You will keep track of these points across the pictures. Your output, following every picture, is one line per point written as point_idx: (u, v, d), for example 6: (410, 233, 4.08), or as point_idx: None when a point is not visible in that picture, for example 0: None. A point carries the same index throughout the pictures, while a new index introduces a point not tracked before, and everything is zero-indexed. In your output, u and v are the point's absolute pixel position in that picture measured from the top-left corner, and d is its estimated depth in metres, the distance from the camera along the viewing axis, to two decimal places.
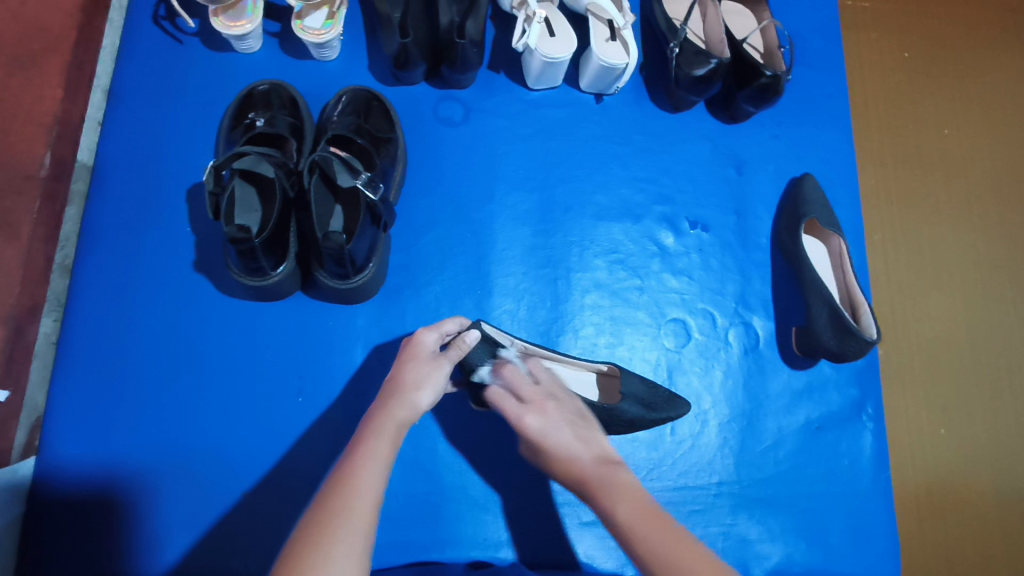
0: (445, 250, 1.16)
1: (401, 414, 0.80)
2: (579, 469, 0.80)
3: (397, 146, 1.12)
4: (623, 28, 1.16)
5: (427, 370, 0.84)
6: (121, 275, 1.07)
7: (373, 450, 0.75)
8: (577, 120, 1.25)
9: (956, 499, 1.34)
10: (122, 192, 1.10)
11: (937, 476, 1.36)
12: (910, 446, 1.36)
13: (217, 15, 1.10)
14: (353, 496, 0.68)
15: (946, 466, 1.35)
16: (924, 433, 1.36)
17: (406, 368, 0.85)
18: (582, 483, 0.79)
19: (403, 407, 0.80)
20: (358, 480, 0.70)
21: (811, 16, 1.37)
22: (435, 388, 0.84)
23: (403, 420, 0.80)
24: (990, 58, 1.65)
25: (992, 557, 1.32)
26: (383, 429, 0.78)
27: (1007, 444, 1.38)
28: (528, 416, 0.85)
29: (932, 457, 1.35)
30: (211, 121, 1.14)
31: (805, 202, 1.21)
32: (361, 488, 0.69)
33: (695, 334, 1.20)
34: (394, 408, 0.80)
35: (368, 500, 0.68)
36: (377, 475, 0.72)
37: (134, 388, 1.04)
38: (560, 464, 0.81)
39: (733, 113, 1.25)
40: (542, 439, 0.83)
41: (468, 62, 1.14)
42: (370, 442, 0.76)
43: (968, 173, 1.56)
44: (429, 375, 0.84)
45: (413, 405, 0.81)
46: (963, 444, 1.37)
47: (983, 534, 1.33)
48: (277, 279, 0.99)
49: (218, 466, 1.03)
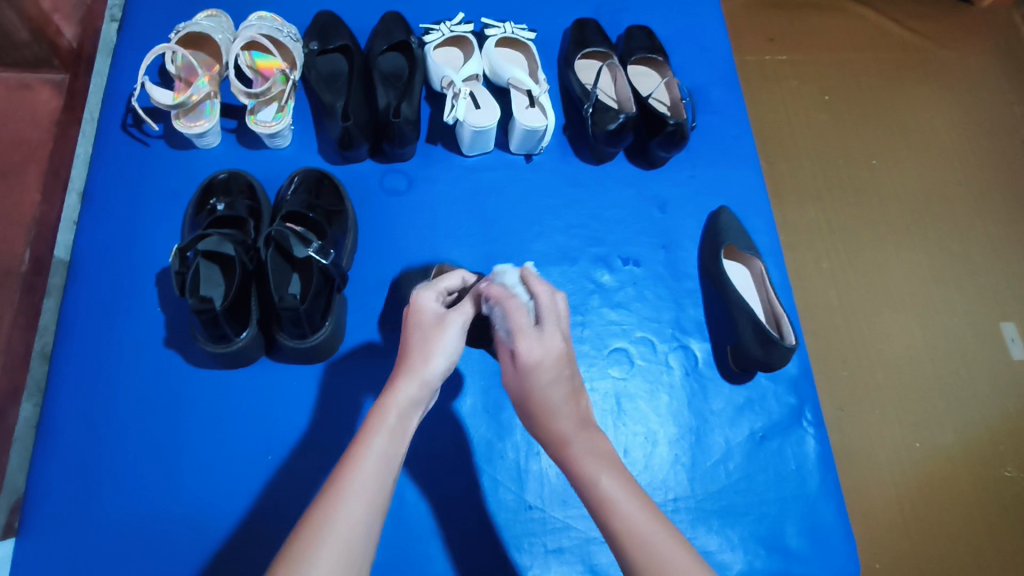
0: (400, 305, 1.26)
1: (408, 396, 0.80)
2: (559, 430, 0.83)
3: (347, 217, 1.23)
4: (540, 96, 1.31)
5: (437, 336, 0.84)
6: (92, 357, 1.15)
7: (376, 443, 0.76)
8: (511, 179, 1.38)
9: (939, 504, 1.47)
10: (94, 282, 1.19)
11: (920, 486, 1.48)
12: (885, 455, 1.50)
13: (179, 118, 1.25)
14: (347, 498, 0.72)
15: (925, 475, 1.49)
16: (896, 445, 1.51)
17: (418, 336, 0.85)
18: (561, 443, 0.83)
19: (412, 388, 0.81)
20: (352, 485, 0.73)
21: (713, 71, 1.55)
22: (444, 361, 0.84)
23: (415, 399, 0.81)
24: (897, 100, 1.92)
25: (977, 551, 1.45)
26: (385, 419, 0.79)
27: (976, 446, 1.54)
28: (535, 347, 0.83)
29: (907, 466, 1.50)
30: (178, 210, 1.26)
31: (721, 231, 1.34)
32: (354, 492, 0.72)
33: (637, 360, 1.30)
34: (400, 392, 0.80)
35: (360, 502, 0.72)
36: (375, 473, 0.75)
37: (107, 461, 1.10)
38: (541, 418, 0.84)
39: (650, 159, 1.40)
40: (546, 381, 0.83)
41: (406, 138, 1.25)
42: (370, 440, 0.77)
43: (898, 202, 1.79)
44: (438, 343, 0.84)
45: (423, 384, 0.82)
46: (933, 452, 1.52)
47: (965, 534, 1.45)
48: (241, 345, 1.07)
49: (192, 529, 1.08)
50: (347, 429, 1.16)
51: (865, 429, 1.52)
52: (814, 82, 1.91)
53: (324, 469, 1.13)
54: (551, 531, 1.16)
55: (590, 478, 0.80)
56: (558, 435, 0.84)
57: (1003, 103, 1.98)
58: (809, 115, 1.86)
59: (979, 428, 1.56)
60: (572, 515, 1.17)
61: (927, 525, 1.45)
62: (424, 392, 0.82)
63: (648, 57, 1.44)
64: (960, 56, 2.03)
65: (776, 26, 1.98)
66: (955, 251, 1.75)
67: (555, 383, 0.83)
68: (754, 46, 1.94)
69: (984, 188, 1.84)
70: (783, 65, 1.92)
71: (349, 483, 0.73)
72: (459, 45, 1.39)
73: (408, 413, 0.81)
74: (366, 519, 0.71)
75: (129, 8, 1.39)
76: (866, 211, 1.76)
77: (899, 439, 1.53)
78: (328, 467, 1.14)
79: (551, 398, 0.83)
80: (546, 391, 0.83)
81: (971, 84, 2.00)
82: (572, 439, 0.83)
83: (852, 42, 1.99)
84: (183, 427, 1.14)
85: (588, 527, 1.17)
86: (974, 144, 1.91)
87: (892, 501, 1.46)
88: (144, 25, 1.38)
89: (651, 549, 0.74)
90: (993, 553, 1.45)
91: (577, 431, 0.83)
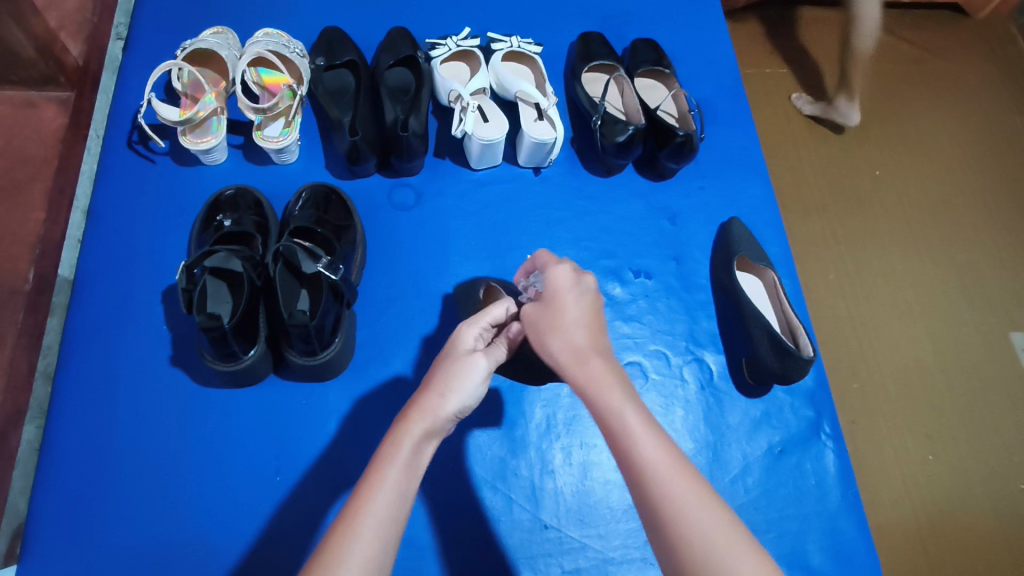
0: (409, 320, 1.24)
1: (422, 429, 0.77)
2: (575, 343, 0.79)
3: (356, 232, 1.22)
4: (548, 108, 1.30)
5: (459, 373, 0.81)
6: (98, 377, 1.12)
7: (388, 479, 0.72)
8: (520, 193, 1.37)
9: (960, 521, 1.44)
10: (99, 301, 1.17)
11: (937, 502, 1.45)
12: (902, 470, 1.47)
13: (185, 134, 1.24)
14: (356, 533, 0.67)
15: (941, 491, 1.46)
16: (913, 459, 1.48)
17: (442, 370, 0.82)
18: (578, 357, 0.79)
19: (425, 422, 0.77)
20: (365, 517, 0.69)
21: (719, 83, 1.55)
22: (463, 400, 0.80)
23: (428, 432, 0.77)
24: (901, 110, 1.92)
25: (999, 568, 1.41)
26: (399, 449, 0.75)
27: (994, 460, 1.51)
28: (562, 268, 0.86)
29: (924, 481, 1.47)
30: (184, 227, 1.24)
31: (733, 241, 1.32)
32: (367, 524, 0.68)
33: (652, 374, 1.27)
34: (413, 424, 0.77)
35: (371, 541, 0.67)
36: (389, 504, 0.70)
37: (112, 483, 1.07)
38: (558, 331, 0.81)
39: (659, 171, 1.39)
40: (571, 292, 0.84)
41: (414, 152, 1.24)
42: (384, 472, 0.73)
43: (905, 213, 1.78)
44: (458, 380, 0.80)
45: (437, 421, 0.78)
46: (950, 467, 1.49)
47: (988, 551, 1.41)
48: (249, 363, 1.04)
49: (197, 553, 1.05)
50: (356, 448, 1.14)
51: (881, 443, 1.50)
52: (817, 94, 1.91)
53: (335, 489, 1.11)
54: (567, 551, 1.13)
55: (606, 393, 0.75)
56: (574, 351, 0.79)
57: (1004, 113, 1.98)
58: (813, 126, 1.86)
59: (994, 440, 1.53)
60: (589, 534, 1.14)
61: (945, 539, 1.41)
62: (438, 428, 0.78)
63: (654, 69, 1.44)
64: (959, 67, 2.03)
65: (777, 38, 1.98)
66: (964, 260, 1.74)
67: (579, 301, 0.83)
68: (757, 58, 1.94)
69: (988, 197, 1.84)
70: (786, 77, 1.93)
71: (363, 512, 0.69)
72: (464, 59, 1.39)
73: (422, 447, 0.77)
74: (379, 553, 0.67)
75: (135, 25, 1.39)
76: (874, 222, 1.75)
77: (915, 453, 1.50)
78: (337, 487, 1.11)
79: (570, 310, 0.82)
80: (569, 303, 0.83)
81: (972, 94, 2.00)
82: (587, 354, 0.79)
83: (853, 54, 1.99)
84: (190, 449, 1.11)
85: (605, 546, 1.14)
86: (978, 153, 1.90)
87: (910, 517, 1.43)
88: (150, 43, 1.38)
89: (677, 497, 0.68)
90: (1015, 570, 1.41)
91: (595, 354, 0.79)
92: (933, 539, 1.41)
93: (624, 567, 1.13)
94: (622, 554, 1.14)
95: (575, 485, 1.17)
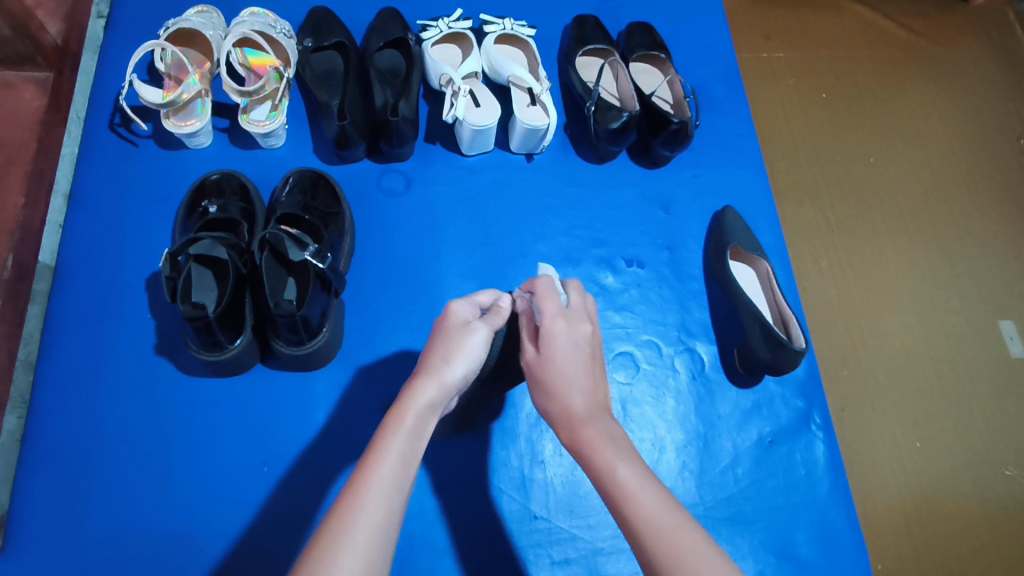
0: (398, 310, 1.22)
1: (428, 400, 0.75)
2: (570, 408, 0.79)
3: (344, 220, 1.19)
4: (541, 93, 1.27)
5: (460, 343, 0.80)
6: (79, 365, 1.11)
7: (389, 450, 0.69)
8: (512, 179, 1.35)
9: (944, 505, 1.45)
10: (79, 287, 1.15)
11: (923, 485, 1.47)
12: (887, 455, 1.48)
13: (168, 117, 1.21)
14: (359, 507, 0.64)
15: (927, 475, 1.47)
16: (899, 444, 1.49)
17: (444, 338, 0.81)
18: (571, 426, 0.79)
19: (432, 390, 0.75)
20: (369, 489, 0.66)
21: (714, 69, 1.52)
22: (466, 365, 0.79)
23: (433, 399, 0.75)
24: (895, 97, 1.91)
25: (983, 553, 1.42)
26: (406, 419, 0.72)
27: (978, 445, 1.52)
28: (560, 324, 0.83)
29: (909, 465, 1.48)
30: (168, 212, 1.22)
31: (727, 230, 1.31)
32: (370, 497, 0.65)
33: (643, 364, 1.26)
34: (418, 394, 0.74)
35: (378, 514, 0.64)
36: (391, 481, 0.67)
37: (93, 471, 1.06)
38: (554, 392, 0.81)
39: (653, 158, 1.37)
40: (559, 353, 0.81)
41: (404, 137, 1.21)
42: (387, 443, 0.70)
43: (897, 200, 1.77)
44: (461, 346, 0.80)
45: (443, 388, 0.76)
46: (935, 452, 1.50)
47: (971, 536, 1.43)
48: (235, 352, 1.03)
49: (182, 544, 1.04)
50: (342, 437, 1.13)
51: (867, 429, 1.50)
52: (812, 79, 1.88)
53: (322, 480, 1.10)
54: (556, 541, 1.13)
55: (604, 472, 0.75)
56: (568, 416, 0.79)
57: (1000, 100, 1.97)
58: (807, 112, 1.84)
59: (979, 427, 1.54)
60: (579, 525, 1.14)
61: (928, 524, 1.43)
62: (444, 394, 0.76)
63: (649, 54, 1.42)
64: (955, 53, 2.01)
65: (773, 22, 1.96)
66: (954, 247, 1.74)
67: (572, 359, 0.82)
68: (752, 43, 1.91)
69: (980, 185, 1.83)
70: (782, 61, 1.90)
71: (368, 487, 0.66)
72: (457, 41, 1.36)
73: (426, 417, 0.74)
74: (383, 526, 0.64)
75: (115, 3, 1.35)
76: (866, 208, 1.74)
77: (901, 439, 1.51)
78: (323, 479, 1.10)
79: (572, 369, 0.81)
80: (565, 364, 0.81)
81: (967, 80, 1.98)
82: (583, 421, 0.79)
83: (849, 40, 1.97)
84: (176, 436, 1.10)
85: (594, 537, 1.14)
86: (972, 140, 1.89)
87: (895, 502, 1.44)
88: (131, 21, 1.34)
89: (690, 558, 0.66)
90: (996, 555, 1.42)
91: (589, 420, 0.79)
92: (916, 524, 1.42)
93: (615, 557, 1.13)
94: (612, 544, 1.14)
95: (564, 475, 1.17)
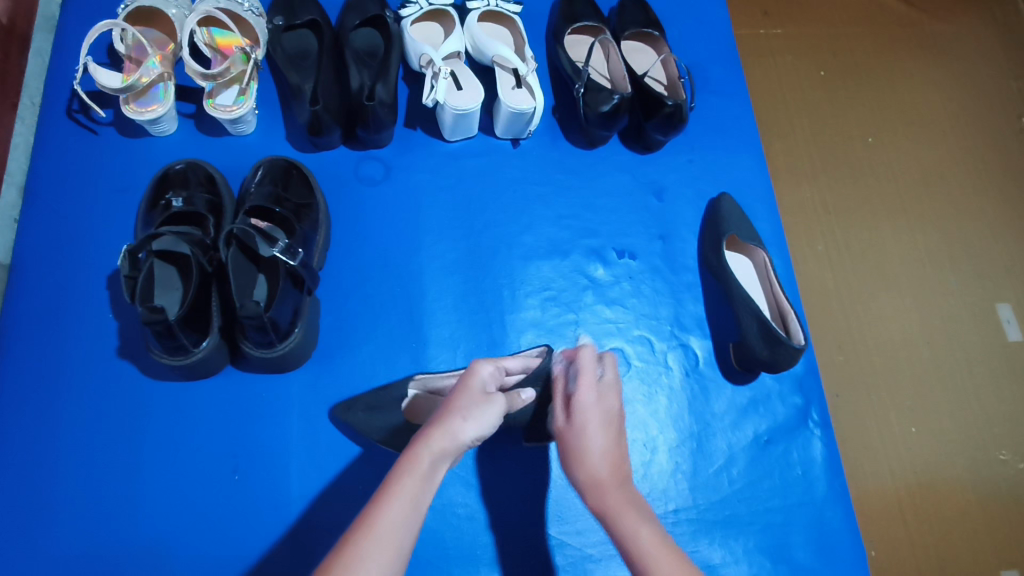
0: (377, 306, 1.16)
1: (441, 449, 0.70)
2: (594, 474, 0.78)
3: (317, 212, 1.12)
4: (526, 75, 1.19)
5: (482, 400, 0.74)
6: (38, 370, 1.05)
7: (397, 496, 0.66)
8: (497, 166, 1.28)
9: (941, 494, 1.41)
10: (37, 286, 1.08)
11: (919, 474, 1.43)
12: (884, 444, 1.44)
13: (129, 103, 1.13)
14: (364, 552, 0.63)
15: (924, 463, 1.43)
16: (895, 432, 1.45)
17: (465, 391, 0.75)
18: (598, 491, 0.78)
19: (445, 442, 0.70)
20: (374, 533, 0.64)
21: (709, 46, 1.45)
22: (484, 424, 0.72)
23: (447, 452, 0.70)
24: (896, 75, 1.83)
25: (979, 541, 1.39)
26: (416, 466, 0.68)
27: (977, 433, 1.48)
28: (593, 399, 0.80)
29: (907, 453, 1.44)
30: (130, 204, 1.15)
31: (723, 219, 1.25)
32: (373, 542, 0.63)
33: (634, 361, 1.21)
34: (431, 444, 0.69)
35: (381, 560, 0.63)
36: (395, 528, 0.65)
37: (54, 483, 1.00)
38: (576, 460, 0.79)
39: (647, 143, 1.30)
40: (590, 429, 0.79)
41: (382, 123, 1.14)
42: (396, 488, 0.67)
43: (898, 182, 1.70)
44: (482, 406, 0.73)
45: (458, 442, 0.70)
46: (932, 440, 1.46)
47: (968, 525, 1.40)
48: (200, 355, 0.97)
49: (149, 556, 0.99)
50: (318, 442, 1.07)
51: (863, 418, 1.46)
52: (810, 57, 1.81)
53: (297, 488, 1.05)
54: (542, 547, 1.08)
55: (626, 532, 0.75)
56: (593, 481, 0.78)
57: (1004, 77, 1.89)
58: (805, 91, 1.76)
59: (978, 414, 1.50)
60: (567, 531, 1.10)
61: (923, 513, 1.40)
62: (458, 447, 0.71)
63: (642, 31, 1.34)
64: (958, 28, 1.94)
65: None
66: (955, 230, 1.68)
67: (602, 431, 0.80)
68: (748, 19, 1.83)
69: (982, 165, 1.77)
70: (779, 38, 1.82)
71: (371, 532, 0.64)
72: (438, 19, 1.27)
73: (438, 467, 0.70)
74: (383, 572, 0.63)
75: None
76: (866, 191, 1.68)
77: (897, 426, 1.47)
78: (298, 487, 1.05)
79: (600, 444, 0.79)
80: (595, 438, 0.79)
81: (970, 56, 1.91)
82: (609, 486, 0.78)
83: (849, 15, 1.89)
84: (143, 444, 1.04)
85: (583, 543, 1.10)
86: (975, 119, 1.83)
87: (891, 491, 1.40)
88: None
89: None
90: (992, 544, 1.39)
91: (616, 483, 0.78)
92: (912, 514, 1.39)
93: (605, 563, 1.09)
94: (602, 551, 1.10)
95: (553, 480, 1.12)
